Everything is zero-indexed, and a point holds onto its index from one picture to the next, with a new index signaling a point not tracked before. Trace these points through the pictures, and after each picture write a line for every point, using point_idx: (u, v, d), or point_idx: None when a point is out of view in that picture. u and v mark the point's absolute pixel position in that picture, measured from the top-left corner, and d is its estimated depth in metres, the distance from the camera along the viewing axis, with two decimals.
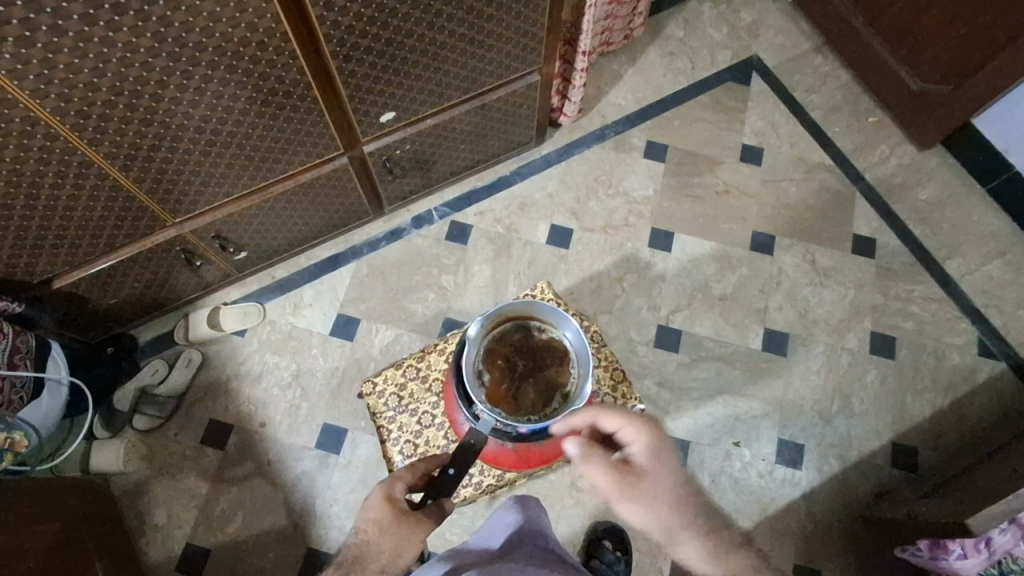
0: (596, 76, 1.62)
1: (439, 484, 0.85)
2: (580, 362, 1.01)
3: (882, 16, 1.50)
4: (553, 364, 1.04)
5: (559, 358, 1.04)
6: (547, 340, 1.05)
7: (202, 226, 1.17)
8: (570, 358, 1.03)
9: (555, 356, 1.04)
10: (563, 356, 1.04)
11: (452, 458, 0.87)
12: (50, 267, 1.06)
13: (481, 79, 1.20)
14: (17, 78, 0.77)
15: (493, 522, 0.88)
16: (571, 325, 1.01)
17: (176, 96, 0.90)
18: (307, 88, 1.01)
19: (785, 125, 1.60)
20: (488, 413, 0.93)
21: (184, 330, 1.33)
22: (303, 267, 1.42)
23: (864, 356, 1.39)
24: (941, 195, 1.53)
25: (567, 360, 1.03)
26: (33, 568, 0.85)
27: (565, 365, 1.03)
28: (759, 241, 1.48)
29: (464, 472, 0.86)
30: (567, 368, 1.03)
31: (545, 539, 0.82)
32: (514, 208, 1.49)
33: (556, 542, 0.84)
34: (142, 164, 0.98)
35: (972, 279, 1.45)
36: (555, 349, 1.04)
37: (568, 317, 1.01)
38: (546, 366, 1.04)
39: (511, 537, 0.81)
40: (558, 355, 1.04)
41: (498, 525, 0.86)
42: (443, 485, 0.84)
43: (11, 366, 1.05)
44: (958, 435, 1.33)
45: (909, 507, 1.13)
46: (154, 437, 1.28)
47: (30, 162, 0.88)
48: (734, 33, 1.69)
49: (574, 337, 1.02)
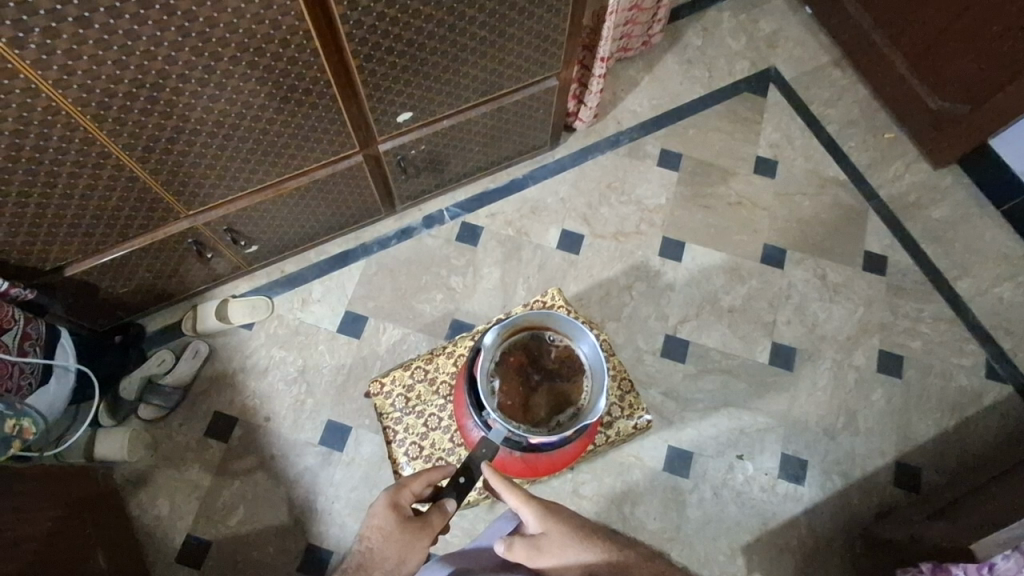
0: (613, 82, 1.62)
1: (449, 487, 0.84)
2: (593, 377, 1.00)
3: (902, 33, 1.50)
4: (567, 377, 1.03)
5: (572, 372, 1.03)
6: (561, 352, 1.04)
7: (215, 219, 1.16)
8: (583, 370, 1.02)
9: (569, 369, 1.03)
10: (576, 368, 1.03)
11: (462, 465, 0.86)
12: (62, 256, 1.06)
13: (499, 83, 1.20)
14: (40, 68, 0.77)
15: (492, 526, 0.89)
16: (587, 338, 1.00)
17: (196, 90, 0.90)
18: (326, 86, 1.01)
19: (801, 138, 1.59)
20: (499, 423, 0.92)
21: (192, 321, 1.34)
22: (311, 263, 1.42)
23: (872, 373, 1.38)
24: (954, 215, 1.52)
25: (581, 374, 1.02)
26: (32, 558, 0.86)
27: (578, 378, 1.02)
28: (770, 255, 1.48)
29: (474, 480, 0.86)
30: (580, 380, 1.02)
31: None
32: (526, 211, 1.48)
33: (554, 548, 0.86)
34: (160, 156, 0.98)
35: (982, 301, 1.45)
36: (568, 362, 1.03)
37: (584, 330, 1.01)
38: (559, 378, 1.03)
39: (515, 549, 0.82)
40: (571, 368, 1.03)
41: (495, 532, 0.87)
42: (453, 491, 0.84)
43: (21, 352, 1.05)
44: (962, 456, 1.32)
45: (913, 528, 1.12)
46: (158, 427, 1.29)
47: (49, 151, 0.88)
48: (753, 43, 1.68)
49: (589, 350, 1.01)
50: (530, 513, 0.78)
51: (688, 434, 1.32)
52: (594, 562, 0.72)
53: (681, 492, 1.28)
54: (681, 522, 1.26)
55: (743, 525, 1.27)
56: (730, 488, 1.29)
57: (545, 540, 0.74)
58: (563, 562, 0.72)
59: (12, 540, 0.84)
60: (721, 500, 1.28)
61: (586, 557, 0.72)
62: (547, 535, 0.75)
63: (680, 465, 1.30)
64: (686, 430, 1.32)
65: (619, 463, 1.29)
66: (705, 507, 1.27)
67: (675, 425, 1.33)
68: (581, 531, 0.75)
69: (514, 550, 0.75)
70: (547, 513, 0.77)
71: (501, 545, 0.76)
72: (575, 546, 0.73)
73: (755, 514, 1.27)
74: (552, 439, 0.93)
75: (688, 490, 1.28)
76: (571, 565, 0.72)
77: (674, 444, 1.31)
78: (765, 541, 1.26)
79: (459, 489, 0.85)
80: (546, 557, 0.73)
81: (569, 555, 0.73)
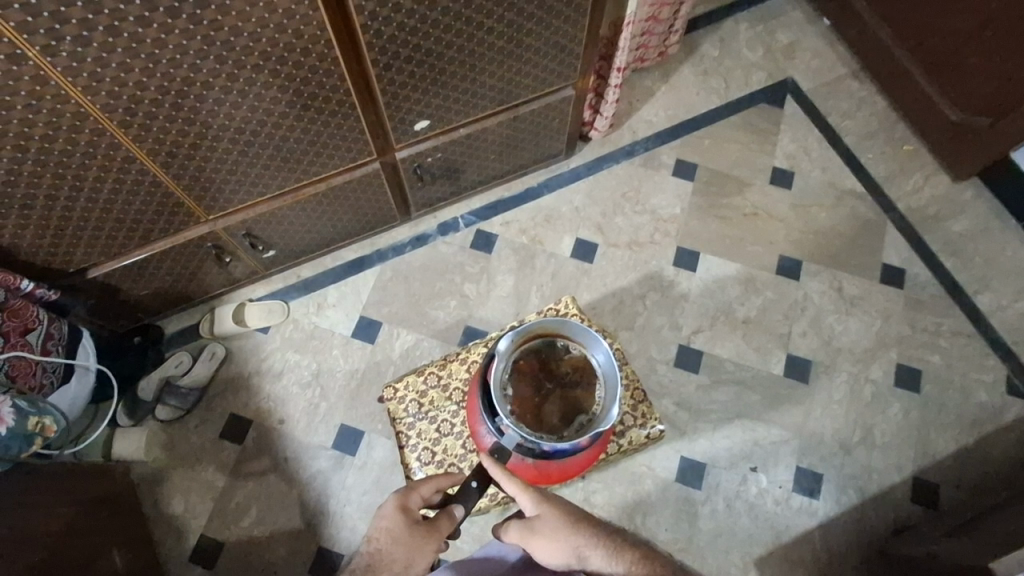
0: (628, 91, 1.62)
1: (460, 493, 0.84)
2: (607, 385, 1.00)
3: (921, 45, 1.49)
4: (580, 385, 1.02)
5: (586, 379, 1.03)
6: (574, 359, 1.03)
7: (235, 224, 1.18)
8: (596, 379, 1.02)
9: (583, 376, 1.03)
10: (589, 376, 1.03)
11: (472, 471, 0.86)
12: (85, 258, 1.09)
13: (517, 91, 1.21)
14: (71, 75, 0.79)
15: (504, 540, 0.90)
16: (601, 347, 1.00)
17: (219, 97, 0.92)
18: (346, 94, 1.02)
19: (818, 149, 1.59)
20: (512, 429, 0.93)
21: (210, 324, 1.36)
22: (328, 268, 1.44)
23: (888, 387, 1.37)
24: (975, 228, 1.51)
25: (594, 382, 1.02)
26: (46, 556, 0.87)
27: (591, 386, 1.02)
28: (786, 266, 1.47)
29: (486, 485, 0.86)
30: (593, 388, 1.02)
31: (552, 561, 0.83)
32: (541, 219, 1.49)
33: None
34: (183, 161, 1.00)
35: (1003, 315, 1.42)
36: (582, 369, 1.03)
37: (598, 338, 1.00)
38: (572, 385, 1.03)
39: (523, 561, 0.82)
40: (584, 375, 1.03)
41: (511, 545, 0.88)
42: (464, 496, 0.84)
43: (45, 352, 1.06)
44: (981, 473, 1.30)
45: (930, 544, 1.10)
46: (174, 428, 1.30)
47: (77, 155, 0.90)
48: (770, 54, 1.68)
49: (603, 358, 1.00)
50: (527, 500, 0.79)
51: (700, 445, 1.31)
52: (587, 545, 0.72)
53: (692, 503, 1.27)
54: (693, 534, 1.25)
55: (756, 538, 1.25)
56: (743, 501, 1.28)
57: (539, 523, 0.75)
58: (555, 543, 0.73)
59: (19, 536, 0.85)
60: (734, 513, 1.27)
61: (579, 542, 0.72)
62: (542, 517, 0.76)
63: (692, 475, 1.29)
64: (699, 442, 1.31)
65: (630, 473, 1.28)
66: (717, 518, 1.26)
67: (688, 435, 1.32)
68: (576, 517, 0.75)
69: (510, 534, 0.76)
70: (546, 500, 0.78)
71: (499, 530, 0.78)
72: (567, 529, 0.74)
73: (767, 528, 1.26)
74: (564, 446, 0.93)
75: (700, 501, 1.27)
76: (563, 548, 0.72)
77: (686, 454, 1.31)
78: (777, 555, 1.24)
79: (469, 493, 0.85)
80: (538, 538, 0.74)
81: (562, 538, 0.73)
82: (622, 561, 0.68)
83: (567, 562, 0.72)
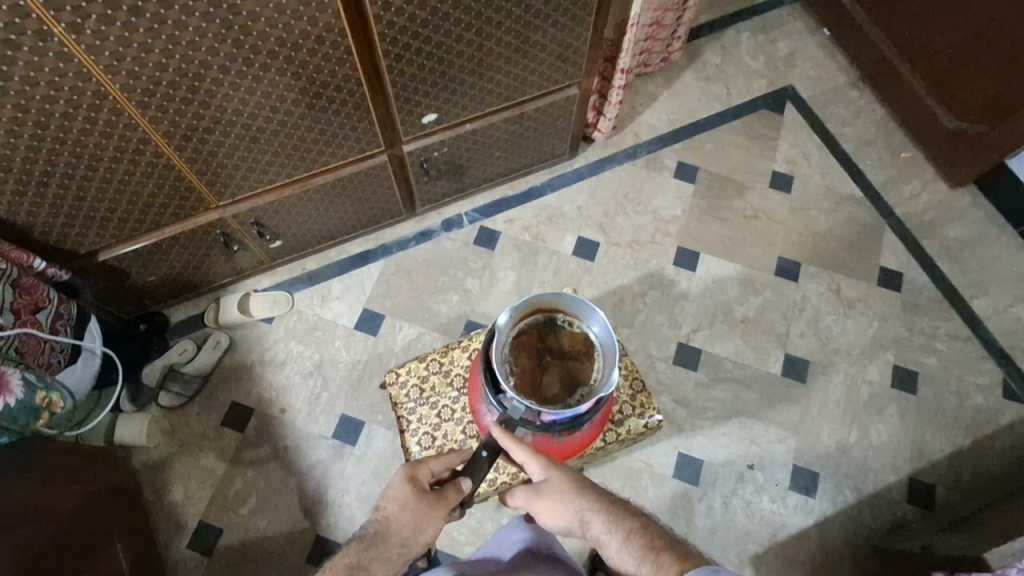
0: (631, 95, 1.66)
1: (470, 465, 0.83)
2: (605, 356, 1.00)
3: (920, 54, 1.52)
4: (579, 358, 1.03)
5: (584, 352, 1.03)
6: (572, 333, 1.04)
7: (243, 211, 1.21)
8: (595, 351, 1.02)
9: (581, 350, 1.03)
10: (587, 349, 1.03)
11: (481, 442, 0.87)
12: (96, 241, 1.11)
13: (523, 89, 1.23)
14: (93, 53, 0.82)
15: (499, 537, 0.88)
16: (598, 318, 1.01)
17: (235, 82, 0.95)
18: (358, 84, 1.05)
19: (817, 155, 1.61)
20: (515, 401, 0.93)
21: (215, 312, 1.38)
22: (332, 260, 1.46)
23: (886, 389, 1.38)
24: (972, 235, 1.53)
25: (592, 354, 1.02)
26: (44, 540, 0.88)
27: (589, 358, 1.02)
28: (785, 268, 1.49)
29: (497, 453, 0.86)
30: (591, 361, 1.02)
31: (552, 559, 0.81)
32: (544, 218, 1.51)
33: (568, 557, 0.84)
34: (197, 145, 1.02)
35: (999, 320, 1.44)
36: (580, 343, 1.03)
37: (595, 309, 1.00)
38: (571, 359, 1.03)
39: (521, 555, 0.81)
40: (583, 348, 1.03)
41: (505, 542, 0.86)
42: (475, 467, 0.83)
43: (53, 331, 1.08)
44: (977, 475, 1.30)
45: (925, 540, 1.10)
46: (176, 414, 1.31)
47: (94, 135, 0.93)
48: (771, 62, 1.72)
49: (600, 329, 1.01)
50: (535, 465, 0.81)
51: (698, 442, 1.32)
52: (589, 512, 0.75)
53: (689, 499, 1.28)
54: (689, 530, 1.26)
55: (752, 536, 1.25)
56: (740, 498, 1.28)
57: (545, 486, 0.79)
58: (557, 508, 0.77)
59: (18, 510, 0.85)
60: (730, 510, 1.27)
61: (580, 508, 0.76)
62: (548, 480, 0.80)
63: (689, 472, 1.30)
64: (697, 438, 1.32)
65: (628, 469, 1.29)
66: (713, 515, 1.27)
67: (685, 432, 1.33)
68: (579, 484, 0.78)
69: (516, 496, 0.81)
70: (553, 465, 0.81)
71: (506, 492, 0.83)
72: (572, 493, 0.77)
73: (765, 526, 1.26)
74: (566, 417, 0.93)
75: (697, 497, 1.28)
76: (565, 513, 0.77)
77: (684, 451, 1.31)
78: (773, 553, 1.24)
79: (481, 463, 0.85)
80: (544, 501, 0.78)
81: (564, 503, 0.77)
82: (620, 528, 0.72)
83: (568, 524, 0.77)
